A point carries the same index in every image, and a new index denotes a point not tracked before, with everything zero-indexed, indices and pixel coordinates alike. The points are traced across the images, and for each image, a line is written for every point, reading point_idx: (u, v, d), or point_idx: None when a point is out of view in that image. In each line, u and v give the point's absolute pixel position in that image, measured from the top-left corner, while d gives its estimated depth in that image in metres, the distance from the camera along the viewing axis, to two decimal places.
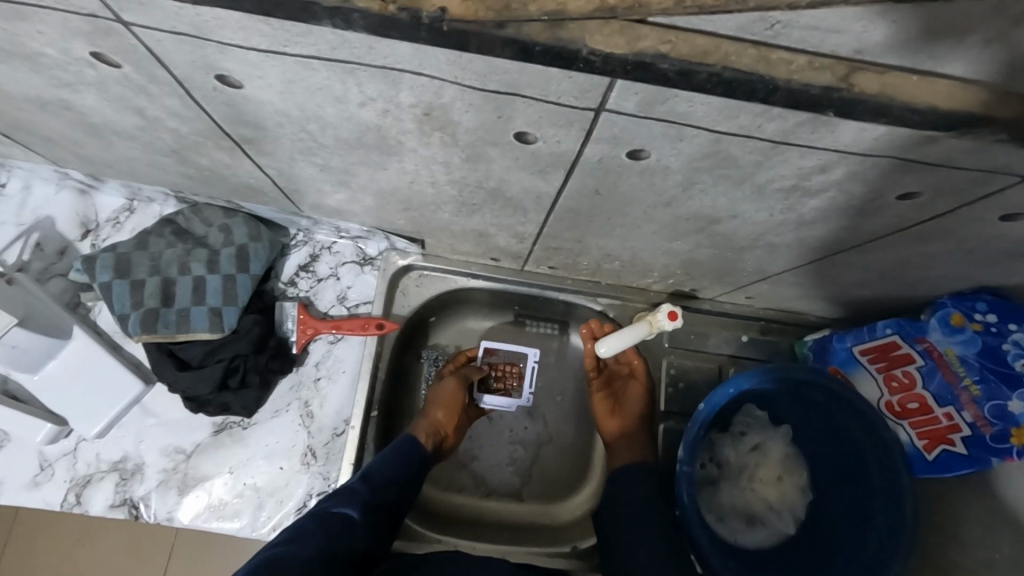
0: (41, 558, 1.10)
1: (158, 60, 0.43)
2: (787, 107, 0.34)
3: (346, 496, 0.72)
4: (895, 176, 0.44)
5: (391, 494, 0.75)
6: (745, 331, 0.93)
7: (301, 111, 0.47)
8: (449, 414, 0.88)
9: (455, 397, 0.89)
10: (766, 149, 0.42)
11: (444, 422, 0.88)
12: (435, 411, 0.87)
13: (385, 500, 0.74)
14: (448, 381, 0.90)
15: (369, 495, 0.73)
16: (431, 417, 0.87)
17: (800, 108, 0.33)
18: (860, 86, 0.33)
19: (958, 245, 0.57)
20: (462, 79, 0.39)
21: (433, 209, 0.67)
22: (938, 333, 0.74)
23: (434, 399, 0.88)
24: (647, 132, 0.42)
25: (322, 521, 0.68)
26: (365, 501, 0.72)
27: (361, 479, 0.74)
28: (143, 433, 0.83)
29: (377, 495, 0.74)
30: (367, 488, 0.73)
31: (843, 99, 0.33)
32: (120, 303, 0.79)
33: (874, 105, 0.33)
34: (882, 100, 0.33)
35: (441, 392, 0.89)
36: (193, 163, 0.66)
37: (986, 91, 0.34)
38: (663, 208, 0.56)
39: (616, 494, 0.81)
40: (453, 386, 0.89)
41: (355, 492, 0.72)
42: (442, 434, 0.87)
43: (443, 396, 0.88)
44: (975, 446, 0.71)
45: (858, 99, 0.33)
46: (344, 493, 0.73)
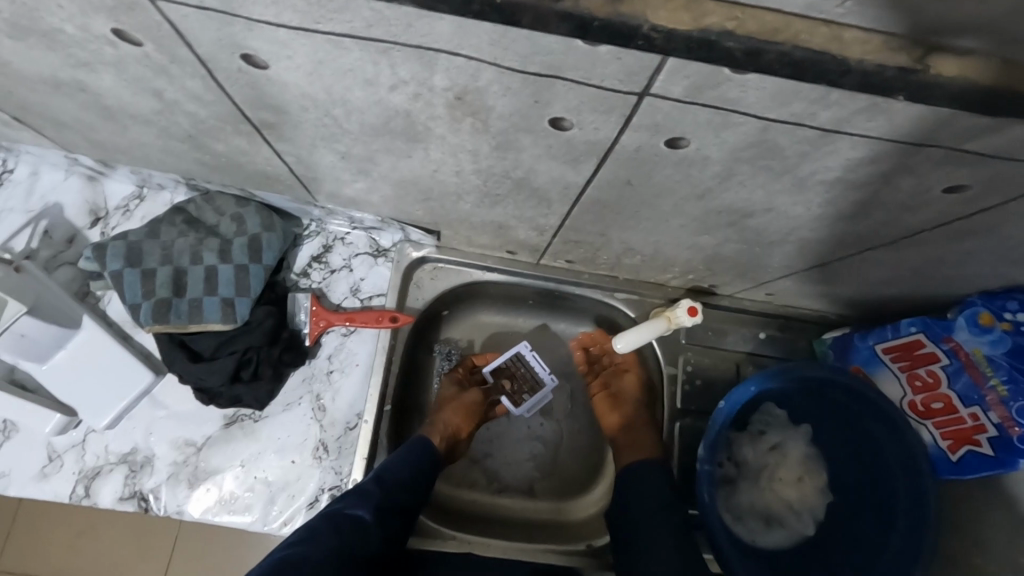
0: (50, 550, 1.09)
1: (182, 38, 0.41)
2: (855, 91, 0.32)
3: (357, 497, 0.71)
4: (947, 167, 0.43)
5: (407, 493, 0.74)
6: (763, 328, 0.92)
7: (328, 95, 0.45)
8: (469, 423, 0.89)
9: (477, 406, 0.90)
10: (815, 138, 0.41)
11: (460, 429, 0.88)
12: (455, 417, 0.87)
13: (398, 502, 0.73)
14: (472, 391, 0.91)
15: (382, 498, 0.72)
16: (454, 426, 0.87)
17: (870, 91, 0.32)
18: (935, 69, 0.31)
19: (999, 242, 0.56)
20: (504, 59, 0.37)
21: (455, 199, 0.65)
22: (965, 333, 0.72)
23: (457, 405, 0.88)
24: (691, 119, 0.40)
25: (332, 522, 0.67)
26: (377, 503, 0.71)
27: (376, 482, 0.73)
28: (153, 425, 0.82)
29: (393, 498, 0.73)
30: (380, 490, 0.72)
31: (918, 83, 0.31)
32: (131, 293, 0.77)
33: (950, 90, 0.31)
34: (961, 84, 0.31)
35: (465, 400, 0.89)
36: (210, 149, 0.64)
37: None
38: (695, 200, 0.55)
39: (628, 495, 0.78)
40: (478, 397, 0.90)
41: (368, 493, 0.71)
42: (455, 438, 0.88)
43: (467, 404, 0.89)
44: (1003, 447, 0.70)
45: (933, 82, 0.31)
46: (356, 494, 0.72)
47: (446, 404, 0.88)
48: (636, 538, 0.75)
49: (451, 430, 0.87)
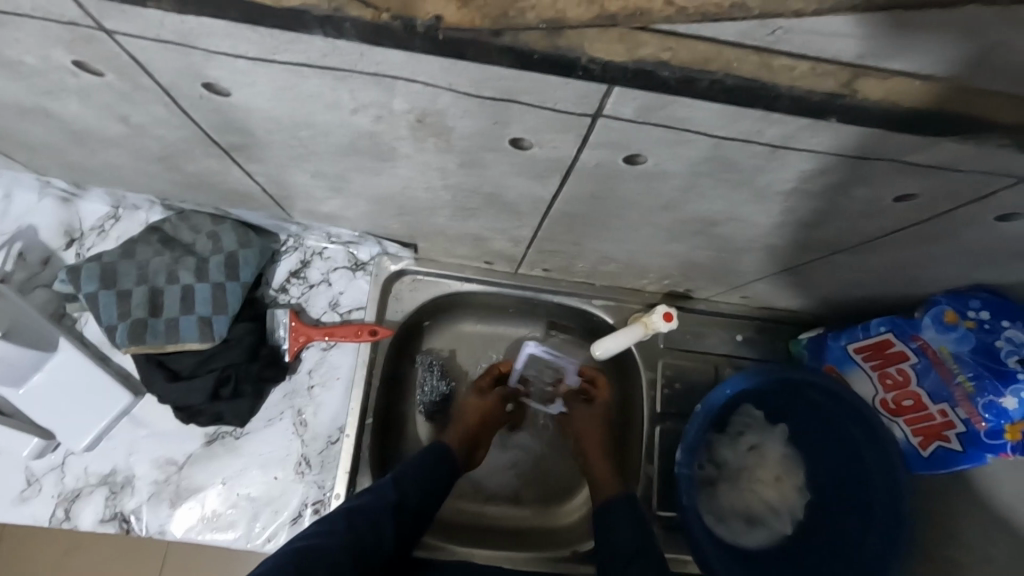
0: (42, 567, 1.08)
1: (141, 68, 0.41)
2: (789, 113, 0.33)
3: (372, 494, 0.72)
4: (896, 178, 0.44)
5: (419, 495, 0.75)
6: (740, 330, 0.93)
7: (294, 118, 0.46)
8: (486, 427, 0.89)
9: (494, 410, 0.90)
10: (765, 153, 0.42)
11: (477, 436, 0.88)
12: (472, 420, 0.88)
13: (413, 502, 0.74)
14: (491, 397, 0.90)
15: (397, 499, 0.72)
16: (470, 430, 0.88)
17: (803, 113, 0.33)
18: (863, 92, 0.32)
19: (955, 245, 0.57)
20: (457, 85, 0.38)
21: (429, 214, 0.66)
22: (931, 331, 0.74)
23: (476, 412, 0.88)
24: (645, 137, 0.41)
25: (349, 520, 0.68)
26: (392, 503, 0.71)
27: (393, 483, 0.74)
28: (133, 445, 0.81)
29: (406, 499, 0.73)
30: (395, 490, 0.73)
31: (847, 106, 0.32)
32: (107, 314, 0.77)
33: (878, 111, 0.33)
34: (886, 105, 0.32)
35: (483, 407, 0.89)
36: (181, 170, 0.64)
37: (996, 96, 0.33)
38: (662, 211, 0.56)
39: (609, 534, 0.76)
40: (497, 404, 0.90)
41: (384, 492, 0.72)
42: (474, 443, 0.88)
43: (485, 412, 0.89)
44: (969, 443, 0.71)
45: (862, 105, 0.32)
46: (371, 492, 0.72)
47: (465, 410, 0.89)
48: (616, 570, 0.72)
49: (467, 434, 0.87)
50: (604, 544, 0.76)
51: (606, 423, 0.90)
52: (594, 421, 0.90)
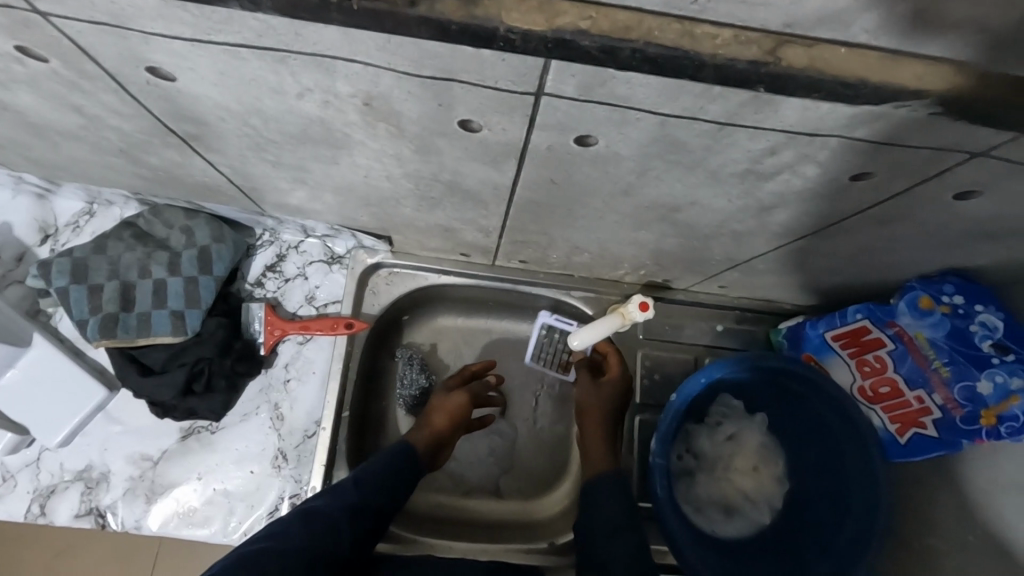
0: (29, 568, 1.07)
1: (83, 53, 0.41)
2: (716, 82, 0.34)
3: (333, 494, 0.70)
4: (846, 156, 0.44)
5: (382, 496, 0.73)
6: (720, 321, 0.92)
7: (242, 105, 0.46)
8: (454, 428, 0.87)
9: (463, 409, 0.87)
10: (713, 132, 0.42)
11: (443, 435, 0.86)
12: (439, 420, 0.86)
13: (377, 502, 0.72)
14: (459, 394, 0.88)
15: (359, 499, 0.70)
16: (437, 429, 0.85)
17: (728, 83, 0.34)
18: (787, 60, 0.32)
19: (920, 227, 0.57)
20: (396, 65, 0.38)
21: (395, 204, 0.66)
22: (907, 317, 0.73)
23: (442, 409, 0.87)
24: (591, 117, 0.41)
25: (306, 520, 0.66)
26: (353, 502, 0.69)
27: (355, 482, 0.72)
28: (108, 441, 0.82)
29: (369, 497, 0.71)
30: (356, 489, 0.71)
31: (771, 75, 0.33)
32: (78, 309, 0.77)
33: (804, 80, 0.33)
34: (811, 74, 0.33)
35: (450, 403, 0.87)
36: (146, 163, 0.64)
37: (920, 61, 0.33)
38: (622, 196, 0.55)
39: (589, 511, 0.75)
40: (464, 400, 0.88)
41: (345, 492, 0.70)
42: (440, 444, 0.86)
43: (451, 408, 0.87)
44: (946, 428, 0.71)
45: (785, 73, 0.33)
46: (330, 493, 0.70)
47: (431, 408, 0.87)
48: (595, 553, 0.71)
49: (434, 434, 0.85)
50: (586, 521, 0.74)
51: (611, 402, 0.85)
52: (598, 397, 0.85)
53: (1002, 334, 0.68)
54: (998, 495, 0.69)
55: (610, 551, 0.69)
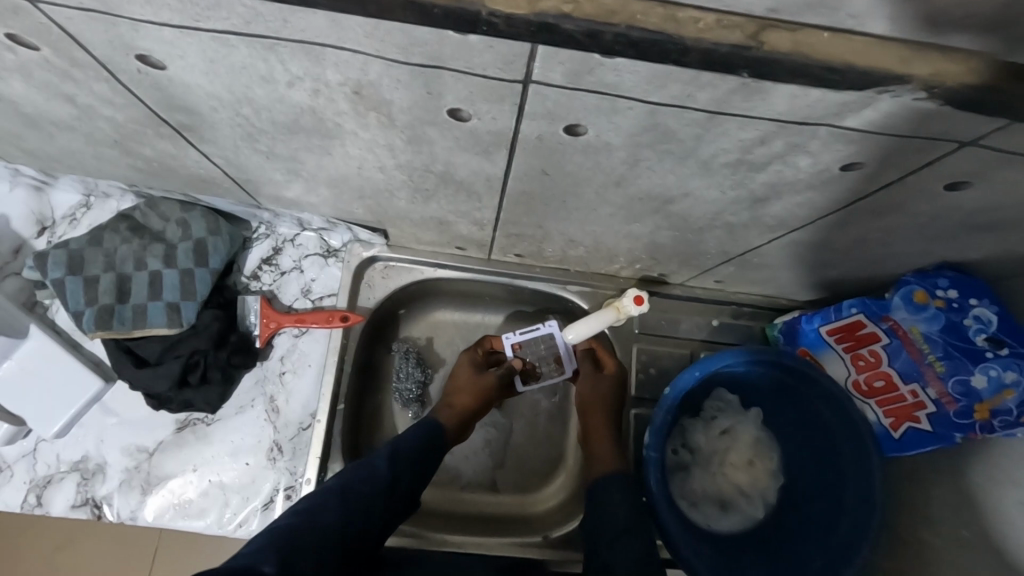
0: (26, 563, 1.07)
1: (75, 40, 0.41)
2: (700, 67, 0.34)
3: (366, 471, 0.67)
4: (836, 146, 0.44)
5: (419, 470, 0.71)
6: (715, 315, 0.92)
7: (232, 93, 0.46)
8: (479, 407, 0.84)
9: (489, 389, 0.85)
10: (701, 120, 0.42)
11: (469, 413, 0.83)
12: (467, 398, 0.83)
13: (410, 480, 0.69)
14: (490, 375, 0.86)
15: (393, 475, 0.68)
16: (464, 407, 0.83)
17: (712, 67, 0.34)
18: (770, 44, 0.33)
19: (914, 219, 0.57)
20: (384, 52, 0.38)
21: (388, 196, 0.66)
22: (903, 311, 0.73)
23: (472, 388, 0.84)
24: (580, 106, 0.41)
25: (340, 498, 0.63)
26: (387, 481, 0.67)
27: (389, 457, 0.69)
28: (104, 432, 0.82)
29: (402, 475, 0.69)
30: (391, 467, 0.68)
31: (754, 59, 0.33)
32: (74, 300, 0.77)
33: (787, 64, 0.33)
34: (793, 58, 0.33)
35: (479, 383, 0.85)
36: (140, 155, 0.65)
37: (905, 47, 0.33)
38: (613, 187, 0.55)
39: (598, 509, 0.74)
40: (494, 382, 0.86)
41: (379, 469, 0.67)
42: (466, 421, 0.83)
43: (479, 387, 0.85)
44: (940, 423, 0.70)
45: (768, 58, 0.33)
46: (366, 465, 0.68)
47: (458, 386, 0.84)
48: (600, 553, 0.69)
49: (461, 412, 0.82)
50: (592, 520, 0.73)
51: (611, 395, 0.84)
52: (596, 390, 0.84)
53: (996, 328, 0.68)
54: (993, 486, 0.69)
55: (614, 551, 0.68)
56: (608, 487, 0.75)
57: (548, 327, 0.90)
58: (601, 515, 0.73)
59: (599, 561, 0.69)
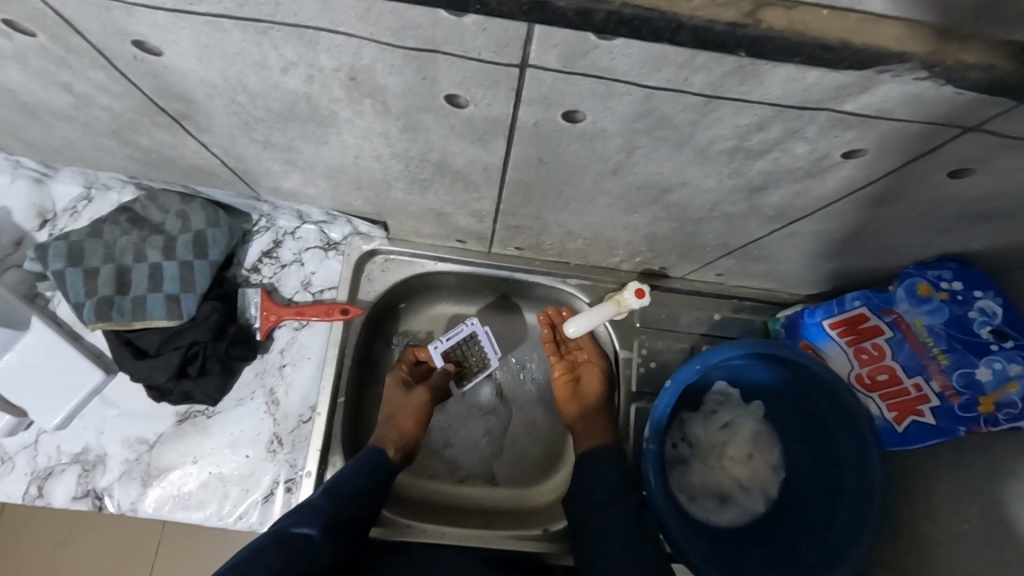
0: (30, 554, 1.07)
1: (69, 26, 0.41)
2: (695, 47, 0.34)
3: (305, 514, 0.67)
4: (836, 132, 0.43)
5: (359, 507, 0.71)
6: (717, 309, 0.91)
7: (227, 80, 0.46)
8: (422, 426, 0.84)
9: (428, 407, 0.85)
10: (699, 106, 0.41)
11: (415, 434, 0.83)
12: (408, 422, 0.83)
13: (350, 516, 0.70)
14: (418, 390, 0.85)
15: (334, 516, 0.68)
16: (407, 431, 0.83)
17: (707, 46, 0.33)
18: (767, 21, 0.33)
19: (916, 208, 0.56)
20: (377, 35, 0.37)
21: (386, 186, 0.66)
22: (905, 303, 0.73)
23: (405, 410, 0.83)
24: (575, 91, 0.41)
25: (281, 543, 0.63)
26: (326, 519, 0.67)
27: (326, 498, 0.69)
28: (105, 424, 0.82)
29: (341, 512, 0.69)
30: (330, 504, 0.69)
31: (750, 37, 0.33)
32: (74, 292, 0.77)
33: (783, 43, 0.33)
34: (790, 36, 0.33)
35: (411, 402, 0.84)
36: (138, 145, 0.65)
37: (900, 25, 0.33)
38: (611, 176, 0.55)
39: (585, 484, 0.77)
40: (424, 396, 0.85)
41: (317, 510, 0.68)
42: (414, 444, 0.83)
43: (417, 407, 0.84)
44: (944, 416, 0.69)
45: (765, 35, 0.33)
46: (303, 510, 0.68)
47: (394, 411, 0.84)
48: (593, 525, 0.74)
49: (405, 436, 0.82)
50: (581, 494, 0.77)
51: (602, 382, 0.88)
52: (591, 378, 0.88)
53: (1000, 321, 0.68)
54: (999, 481, 0.67)
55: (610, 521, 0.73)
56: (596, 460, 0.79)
57: (470, 325, 0.89)
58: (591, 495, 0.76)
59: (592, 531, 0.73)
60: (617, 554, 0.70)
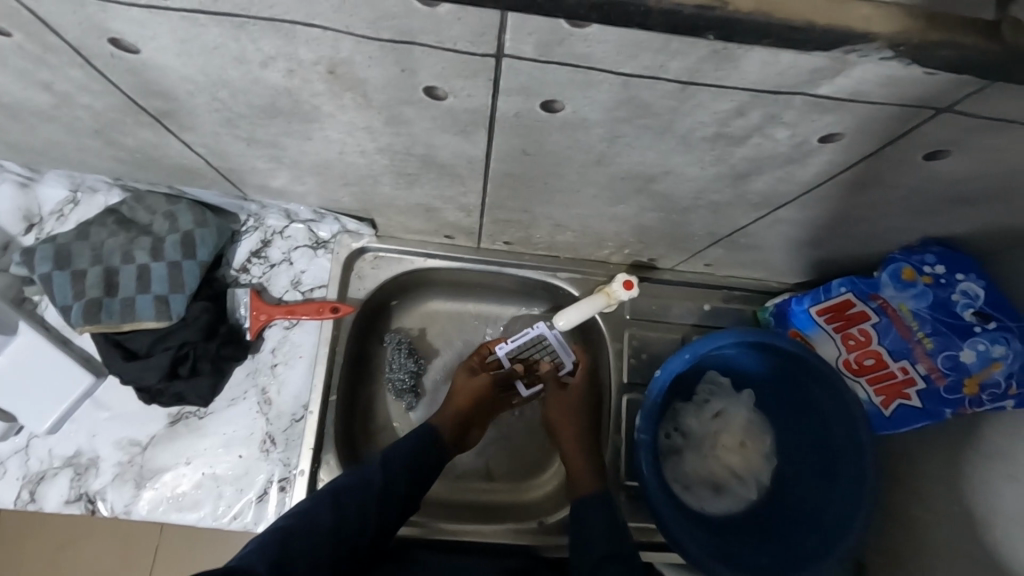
0: (29, 561, 1.06)
1: (46, 24, 0.41)
2: (667, 31, 0.34)
3: (358, 480, 0.69)
4: (812, 116, 0.44)
5: (411, 483, 0.73)
6: (706, 300, 0.92)
7: (208, 76, 0.46)
8: (479, 409, 0.86)
9: (489, 391, 0.87)
10: (676, 92, 0.42)
11: (469, 415, 0.85)
12: (462, 401, 0.84)
13: (398, 490, 0.71)
14: (484, 375, 0.87)
15: (384, 486, 0.70)
16: (460, 412, 0.84)
17: (681, 30, 0.34)
18: (736, 4, 0.33)
19: (896, 191, 0.57)
20: (353, 27, 0.38)
21: (372, 181, 0.66)
22: (890, 288, 0.73)
23: (466, 390, 0.85)
24: (553, 79, 0.41)
25: (332, 505, 0.66)
26: (377, 491, 0.69)
27: (379, 468, 0.71)
28: (97, 427, 0.82)
29: (392, 485, 0.71)
30: (383, 476, 0.71)
31: (720, 19, 0.33)
32: (62, 294, 0.77)
33: (751, 26, 0.33)
34: (757, 19, 0.33)
35: (475, 384, 0.86)
36: (122, 144, 0.64)
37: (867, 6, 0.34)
38: (595, 166, 0.55)
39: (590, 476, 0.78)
40: (488, 382, 0.87)
41: (370, 478, 0.70)
42: (467, 424, 0.85)
43: (478, 389, 0.85)
44: (929, 398, 0.71)
45: (736, 17, 0.33)
46: (358, 476, 0.70)
47: (455, 389, 0.86)
48: (578, 522, 0.74)
49: (459, 416, 0.83)
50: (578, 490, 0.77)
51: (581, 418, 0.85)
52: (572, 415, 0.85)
53: (983, 302, 0.69)
54: (982, 461, 0.68)
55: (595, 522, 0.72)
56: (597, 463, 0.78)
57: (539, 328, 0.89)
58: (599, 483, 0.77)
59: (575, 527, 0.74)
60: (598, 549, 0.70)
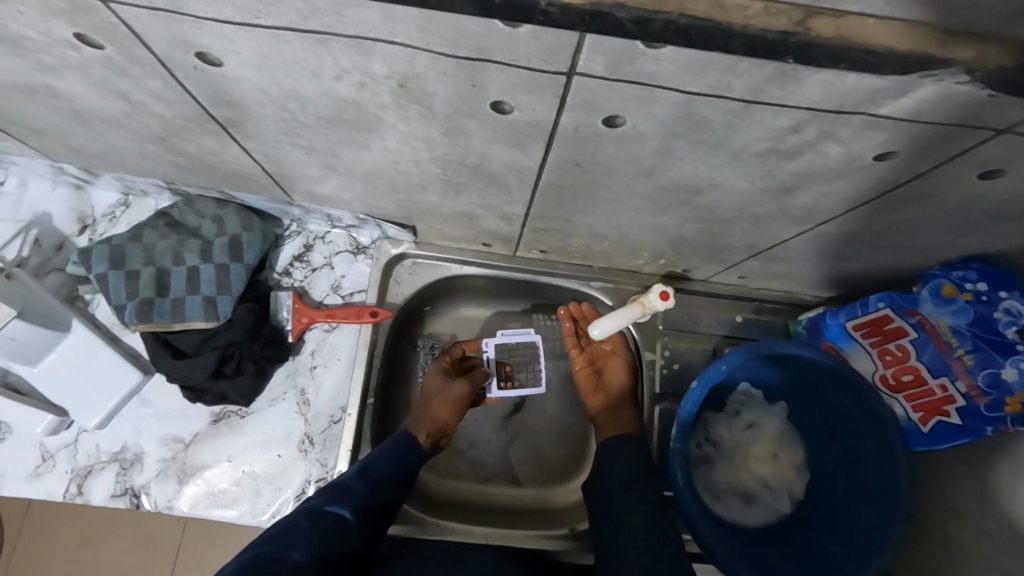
0: (68, 555, 1.08)
1: (136, 39, 0.44)
2: (745, 54, 0.36)
3: (338, 493, 0.67)
4: (870, 134, 0.44)
5: (387, 492, 0.70)
6: (739, 311, 0.92)
7: (281, 88, 0.48)
8: (455, 418, 0.85)
9: (465, 401, 0.87)
10: (738, 110, 0.43)
11: (448, 422, 0.85)
12: (441, 411, 0.84)
13: (380, 500, 0.69)
14: (459, 383, 0.87)
15: (365, 496, 0.68)
16: (439, 418, 0.84)
17: (758, 53, 0.35)
18: (816, 30, 0.35)
19: (943, 208, 0.57)
20: (433, 45, 0.39)
21: (420, 190, 0.68)
22: (929, 304, 0.73)
23: (443, 398, 0.85)
24: (619, 96, 0.43)
25: (314, 520, 0.64)
26: (359, 502, 0.67)
27: (358, 477, 0.69)
28: (142, 423, 0.84)
29: (374, 494, 0.69)
30: (363, 487, 0.68)
31: (799, 44, 0.35)
32: (117, 294, 0.80)
33: (830, 50, 0.35)
34: (837, 43, 0.35)
35: (451, 392, 0.86)
36: (183, 150, 0.67)
37: (938, 32, 0.35)
38: (644, 178, 0.57)
39: (603, 475, 0.77)
40: (465, 390, 0.87)
41: (351, 491, 0.68)
42: (444, 433, 0.84)
43: (454, 398, 0.85)
44: (969, 415, 0.70)
45: (814, 42, 0.35)
46: (335, 488, 0.68)
47: (432, 397, 0.85)
48: (604, 527, 0.73)
49: (437, 425, 0.83)
50: (598, 494, 0.76)
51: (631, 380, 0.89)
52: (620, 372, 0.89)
53: None
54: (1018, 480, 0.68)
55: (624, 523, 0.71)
56: (619, 456, 0.78)
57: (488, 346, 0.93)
58: (618, 492, 0.75)
59: (602, 532, 0.73)
60: (629, 548, 0.69)
